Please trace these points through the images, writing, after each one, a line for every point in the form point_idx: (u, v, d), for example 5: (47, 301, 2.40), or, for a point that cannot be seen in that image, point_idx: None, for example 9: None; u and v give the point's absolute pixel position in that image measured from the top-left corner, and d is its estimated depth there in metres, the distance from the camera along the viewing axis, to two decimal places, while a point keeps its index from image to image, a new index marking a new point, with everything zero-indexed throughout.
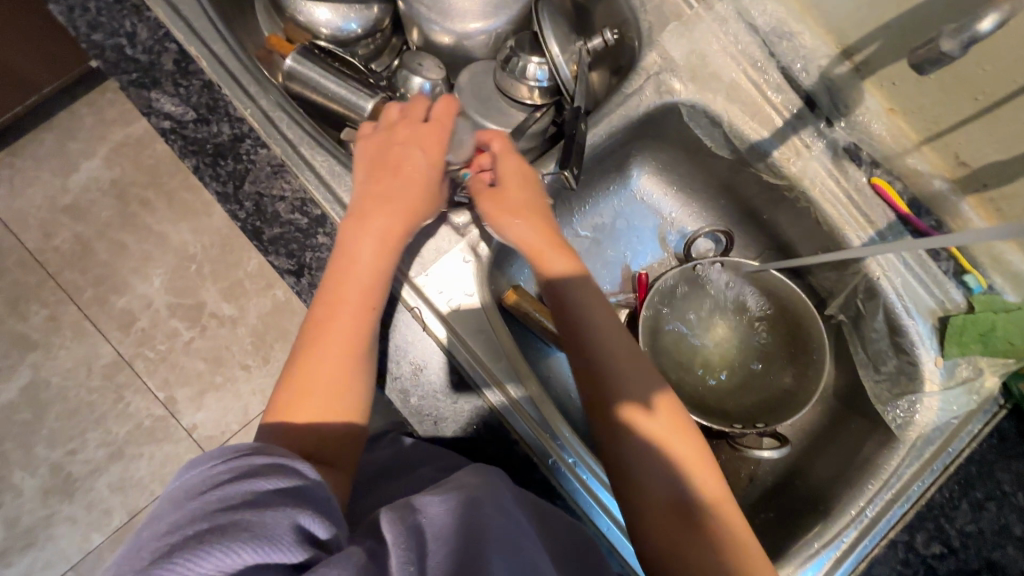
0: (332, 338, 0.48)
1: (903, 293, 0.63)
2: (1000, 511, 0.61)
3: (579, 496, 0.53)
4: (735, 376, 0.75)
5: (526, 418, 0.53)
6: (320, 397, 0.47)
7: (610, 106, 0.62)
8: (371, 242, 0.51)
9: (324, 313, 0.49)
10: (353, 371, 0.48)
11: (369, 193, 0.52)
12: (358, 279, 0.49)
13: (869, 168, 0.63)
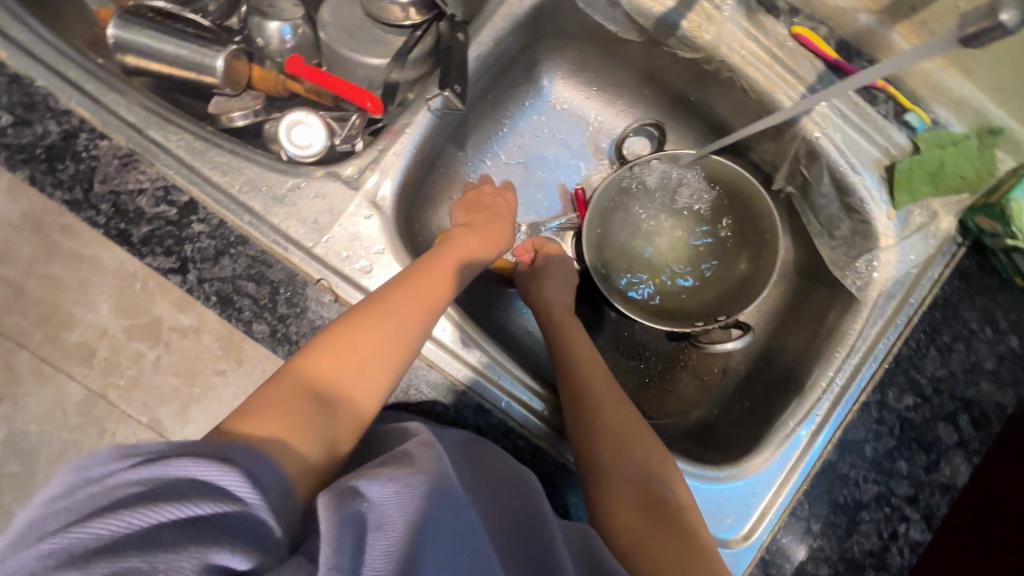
0: (375, 350, 0.45)
1: (845, 148, 0.58)
2: (970, 350, 0.59)
3: (537, 429, 0.53)
4: (692, 275, 0.72)
5: (494, 385, 0.52)
6: (360, 369, 0.44)
7: (490, 8, 0.55)
8: (439, 269, 0.51)
9: (379, 299, 0.47)
10: (399, 362, 0.46)
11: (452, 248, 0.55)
12: (425, 293, 0.49)
13: (787, 17, 0.57)
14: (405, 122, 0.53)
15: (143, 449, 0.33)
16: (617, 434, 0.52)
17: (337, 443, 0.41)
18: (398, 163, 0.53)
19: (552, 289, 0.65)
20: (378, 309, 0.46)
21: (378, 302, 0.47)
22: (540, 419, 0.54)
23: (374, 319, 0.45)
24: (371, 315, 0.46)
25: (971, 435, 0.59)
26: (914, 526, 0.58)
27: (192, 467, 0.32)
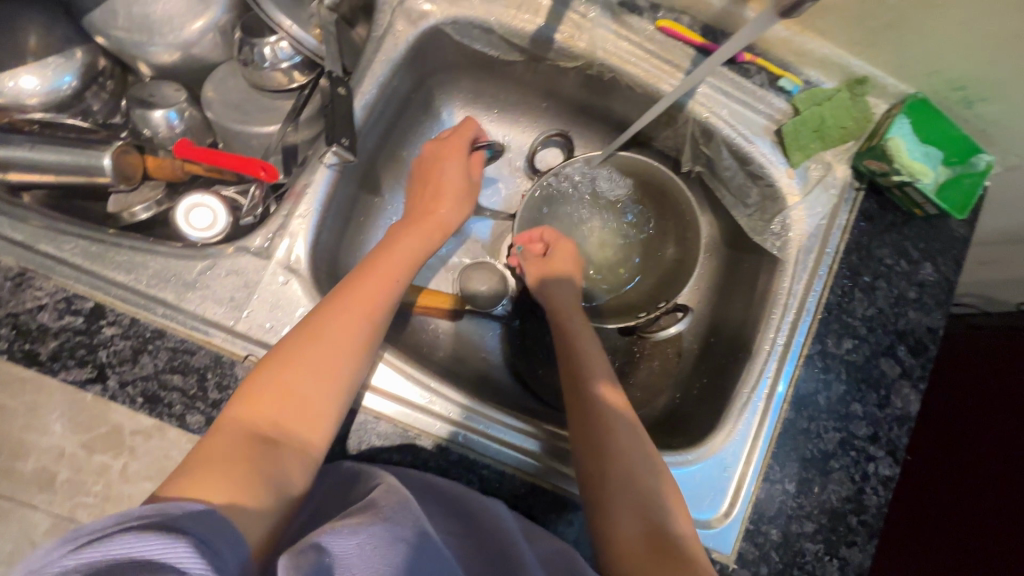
0: (318, 356, 0.45)
1: (733, 122, 0.61)
2: (891, 284, 0.62)
3: (505, 454, 0.54)
4: (634, 267, 0.73)
5: (478, 433, 0.54)
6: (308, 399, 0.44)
7: (367, 59, 0.56)
8: (385, 268, 0.52)
9: (321, 319, 0.47)
10: (343, 388, 0.46)
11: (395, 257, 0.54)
12: (374, 296, 0.49)
13: (651, 13, 0.59)
14: (306, 183, 0.54)
15: (90, 529, 0.30)
16: (621, 459, 0.50)
17: (286, 479, 0.41)
18: (306, 225, 0.53)
19: (554, 285, 0.66)
20: (319, 331, 0.46)
21: (312, 326, 0.46)
22: (517, 448, 0.55)
23: (317, 342, 0.45)
24: (308, 344, 0.45)
25: (912, 363, 0.62)
26: (882, 461, 0.60)
27: (141, 538, 0.30)
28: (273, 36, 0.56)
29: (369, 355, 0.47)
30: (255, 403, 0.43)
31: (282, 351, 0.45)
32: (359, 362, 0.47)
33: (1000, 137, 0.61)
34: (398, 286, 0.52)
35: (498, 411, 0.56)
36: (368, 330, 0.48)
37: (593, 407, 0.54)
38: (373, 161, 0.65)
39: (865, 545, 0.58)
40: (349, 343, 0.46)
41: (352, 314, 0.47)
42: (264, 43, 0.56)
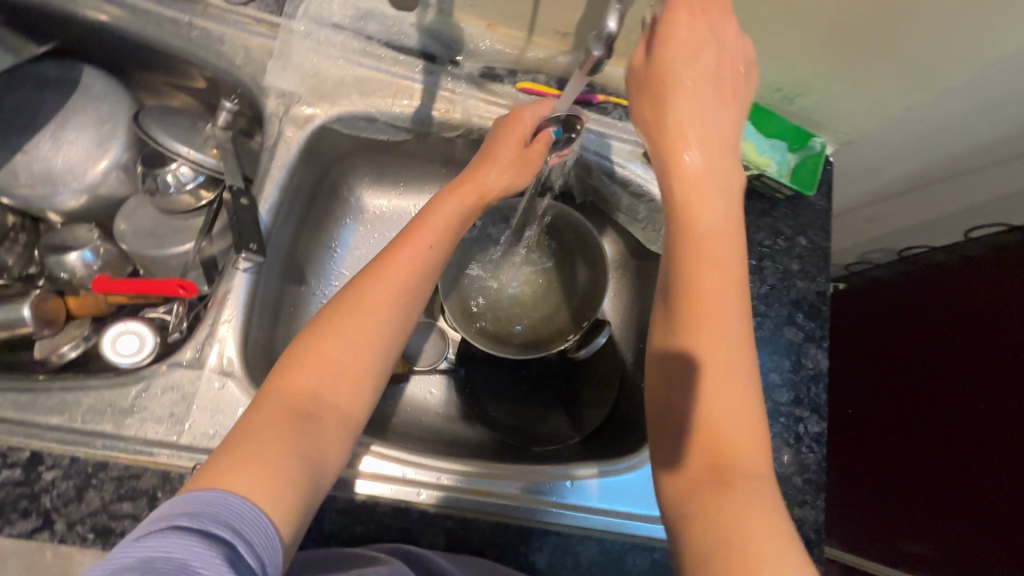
0: (334, 357, 0.46)
1: (603, 154, 0.70)
2: (775, 262, 0.70)
3: (488, 505, 0.57)
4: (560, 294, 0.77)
5: (470, 493, 0.57)
6: (337, 378, 0.45)
7: (264, 167, 0.61)
8: (408, 255, 0.51)
9: (349, 307, 0.48)
10: (375, 364, 0.47)
11: (395, 256, 0.51)
12: (401, 281, 0.50)
13: (510, 79, 0.67)
14: (225, 290, 0.57)
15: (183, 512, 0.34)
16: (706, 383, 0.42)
17: (326, 447, 0.43)
18: (233, 329, 0.56)
19: (681, 111, 0.45)
20: (354, 310, 0.48)
21: (340, 314, 0.47)
22: (518, 496, 0.58)
23: (346, 327, 0.47)
24: (353, 314, 0.47)
25: (812, 326, 0.69)
26: (810, 420, 0.65)
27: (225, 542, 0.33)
28: (173, 164, 0.61)
29: (384, 356, 0.48)
30: (294, 379, 0.44)
31: (310, 335, 0.46)
32: (380, 348, 0.48)
33: (826, 120, 0.72)
34: (429, 254, 0.52)
35: (494, 466, 0.59)
36: (386, 328, 0.48)
37: (684, 327, 0.43)
38: (292, 254, 0.69)
39: (815, 501, 0.63)
40: (390, 318, 0.49)
41: (385, 295, 0.49)
42: (166, 171, 0.61)
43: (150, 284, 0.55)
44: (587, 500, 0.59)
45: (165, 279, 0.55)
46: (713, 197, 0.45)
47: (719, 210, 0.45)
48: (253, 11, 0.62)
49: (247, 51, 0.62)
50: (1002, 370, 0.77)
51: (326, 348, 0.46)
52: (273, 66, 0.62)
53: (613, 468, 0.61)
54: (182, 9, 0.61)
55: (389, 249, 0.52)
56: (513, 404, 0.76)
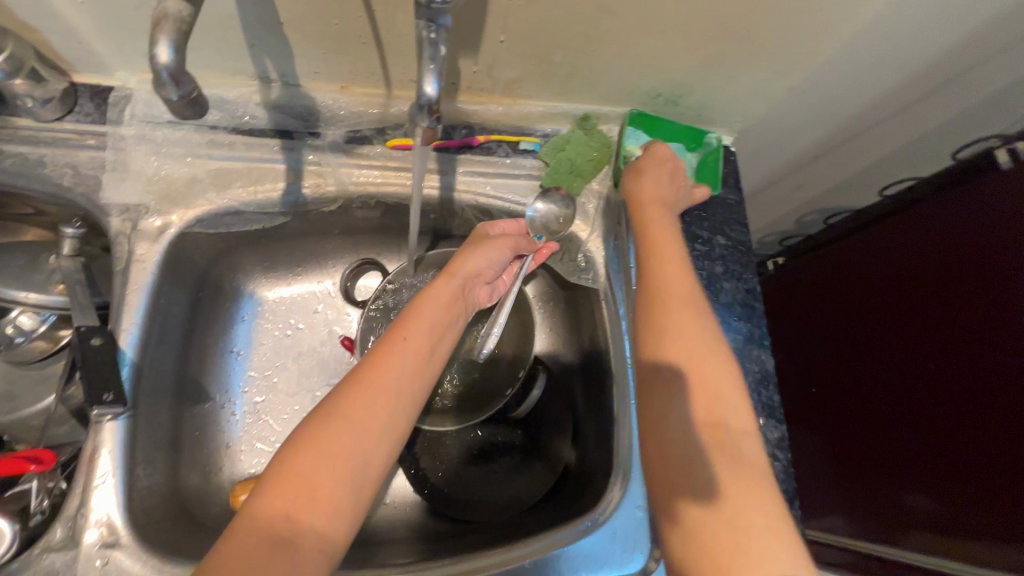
0: (315, 474, 0.40)
1: (497, 195, 0.66)
2: (697, 270, 0.67)
3: None
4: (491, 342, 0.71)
5: None
6: (322, 498, 0.40)
7: (118, 293, 0.54)
8: (400, 358, 0.47)
9: (334, 414, 0.43)
10: (359, 484, 0.42)
11: (387, 355, 0.47)
12: (385, 389, 0.45)
13: (379, 138, 0.62)
14: (94, 446, 0.50)
15: None
16: (696, 393, 0.44)
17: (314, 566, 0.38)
18: (112, 489, 0.49)
19: (652, 181, 0.58)
20: (340, 420, 0.42)
21: (321, 426, 0.42)
22: None
23: (331, 440, 0.41)
24: (338, 426, 0.42)
25: (749, 326, 0.66)
26: (766, 427, 0.62)
27: None
28: (14, 312, 0.54)
29: (377, 472, 0.43)
30: (269, 504, 0.39)
31: (290, 450, 0.41)
32: (360, 473, 0.42)
33: (716, 113, 0.69)
34: (408, 360, 0.48)
35: (446, 562, 0.55)
36: (383, 443, 0.44)
37: (686, 353, 0.46)
38: (182, 373, 0.62)
39: (790, 511, 0.60)
40: (379, 427, 0.44)
41: (378, 403, 0.44)
42: (7, 321, 0.54)
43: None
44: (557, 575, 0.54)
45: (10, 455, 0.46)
46: (671, 236, 0.54)
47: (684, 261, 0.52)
48: (72, 124, 0.56)
49: (75, 169, 0.55)
50: (949, 321, 0.74)
51: (305, 466, 0.40)
52: (107, 180, 0.55)
53: (573, 533, 0.56)
54: None
55: (382, 344, 0.48)
56: (466, 476, 0.69)
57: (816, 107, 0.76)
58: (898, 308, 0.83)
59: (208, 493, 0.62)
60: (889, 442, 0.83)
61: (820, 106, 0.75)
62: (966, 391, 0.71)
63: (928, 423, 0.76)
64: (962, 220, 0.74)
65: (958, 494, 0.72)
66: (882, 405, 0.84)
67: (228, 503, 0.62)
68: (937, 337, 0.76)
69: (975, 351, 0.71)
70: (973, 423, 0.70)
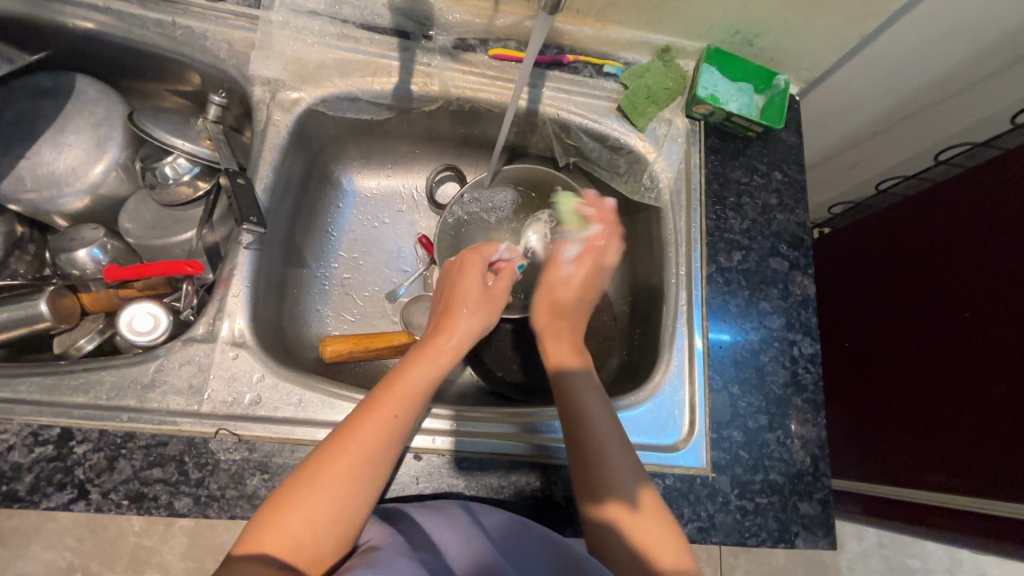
0: (294, 518, 0.44)
1: (579, 112, 0.73)
2: (754, 198, 0.73)
3: (504, 446, 0.60)
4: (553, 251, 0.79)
5: (494, 436, 0.60)
6: (310, 532, 0.44)
7: (256, 151, 0.64)
8: (381, 421, 0.49)
9: (314, 477, 0.46)
10: (340, 527, 0.45)
11: (375, 415, 0.49)
12: (368, 446, 0.48)
13: (482, 48, 0.70)
14: (231, 267, 0.59)
15: None
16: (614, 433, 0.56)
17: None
18: (243, 301, 0.58)
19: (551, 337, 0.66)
20: (323, 475, 0.46)
21: (313, 468, 0.46)
22: (537, 435, 0.61)
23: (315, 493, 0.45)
24: (320, 479, 0.46)
25: (796, 255, 0.71)
26: (803, 342, 0.68)
27: None
28: (170, 156, 0.63)
29: (351, 523, 0.46)
30: (264, 534, 0.43)
31: (272, 506, 0.45)
32: (336, 521, 0.45)
33: (788, 57, 0.75)
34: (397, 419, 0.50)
35: (513, 412, 0.63)
36: (361, 495, 0.47)
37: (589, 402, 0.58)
38: (290, 237, 0.72)
39: (816, 419, 0.65)
40: (363, 473, 0.47)
41: (354, 462, 0.47)
42: (164, 164, 0.63)
43: (140, 268, 0.57)
44: None
45: (161, 263, 0.57)
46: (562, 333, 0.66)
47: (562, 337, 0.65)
48: (232, 6, 0.66)
49: (230, 44, 0.65)
50: (983, 269, 0.79)
51: (287, 510, 0.44)
52: (256, 56, 0.65)
53: (627, 403, 0.64)
54: (166, 10, 0.64)
55: (368, 403, 0.50)
56: (520, 364, 0.77)
57: (883, 68, 0.80)
58: (932, 264, 0.87)
59: (302, 339, 0.71)
60: (914, 412, 0.86)
61: (887, 67, 0.80)
62: (997, 332, 0.75)
63: (954, 366, 0.80)
64: (1007, 174, 0.77)
65: (984, 430, 0.75)
66: (918, 364, 0.86)
67: (317, 352, 0.71)
68: (968, 284, 0.80)
69: (1010, 293, 0.74)
70: (994, 356, 0.75)
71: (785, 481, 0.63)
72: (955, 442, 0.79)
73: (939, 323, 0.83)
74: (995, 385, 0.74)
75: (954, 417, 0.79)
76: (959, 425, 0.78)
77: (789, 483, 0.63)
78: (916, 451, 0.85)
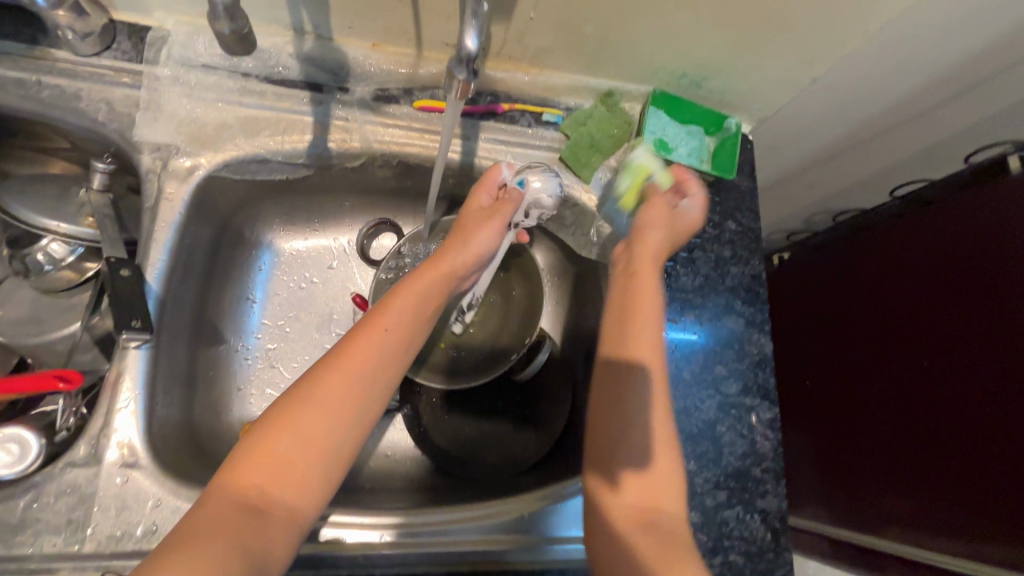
0: (284, 445, 0.45)
1: (518, 165, 0.66)
2: (707, 251, 0.68)
3: (438, 555, 0.55)
4: (499, 310, 0.74)
5: (429, 542, 0.55)
6: (301, 461, 0.45)
7: (146, 230, 0.56)
8: (364, 351, 0.49)
9: (292, 418, 0.46)
10: (327, 460, 0.46)
11: (360, 347, 0.49)
12: (356, 371, 0.48)
13: (406, 98, 0.63)
14: (118, 371, 0.52)
15: None
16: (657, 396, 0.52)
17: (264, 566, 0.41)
18: (134, 413, 0.51)
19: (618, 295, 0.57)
20: (315, 406, 0.46)
21: (303, 397, 0.47)
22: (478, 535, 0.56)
23: (289, 441, 0.45)
24: (312, 410, 0.46)
25: (752, 311, 0.67)
26: (761, 408, 0.64)
27: None
28: (44, 239, 0.56)
29: (337, 454, 0.46)
30: (255, 463, 0.44)
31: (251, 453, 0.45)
32: (325, 454, 0.46)
33: (738, 99, 0.70)
34: (383, 345, 0.50)
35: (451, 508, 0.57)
36: (347, 427, 0.47)
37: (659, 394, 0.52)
38: (198, 316, 0.64)
39: (776, 489, 0.62)
40: (353, 398, 0.47)
41: (341, 391, 0.47)
42: (36, 249, 0.56)
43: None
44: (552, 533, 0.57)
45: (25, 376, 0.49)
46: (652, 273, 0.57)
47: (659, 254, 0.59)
48: (110, 60, 0.57)
49: (109, 104, 0.57)
50: (965, 309, 0.76)
51: (279, 439, 0.45)
52: (141, 118, 0.57)
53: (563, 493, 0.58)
54: (27, 67, 0.55)
55: (355, 333, 0.51)
56: (467, 436, 0.71)
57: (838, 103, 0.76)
58: (908, 293, 0.84)
59: (218, 429, 0.64)
60: (880, 437, 0.86)
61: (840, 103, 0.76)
62: (989, 369, 0.72)
63: (930, 406, 0.79)
64: (991, 217, 0.74)
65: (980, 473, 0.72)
66: (891, 392, 0.85)
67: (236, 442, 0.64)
68: (947, 322, 0.77)
69: (1004, 344, 0.70)
70: (979, 406, 0.73)
71: (744, 561, 0.60)
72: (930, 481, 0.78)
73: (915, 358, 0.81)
74: (981, 436, 0.72)
75: (942, 452, 0.77)
76: (938, 468, 0.77)
77: (749, 562, 0.60)
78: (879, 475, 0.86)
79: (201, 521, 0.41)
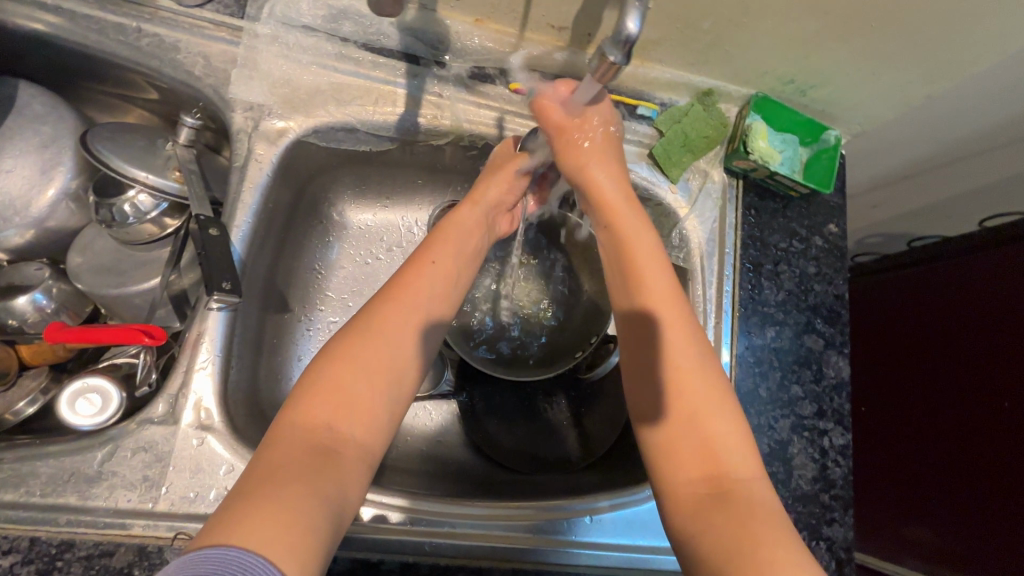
0: (349, 381, 0.41)
1: None
2: (792, 266, 0.66)
3: (505, 552, 0.51)
4: (566, 304, 0.71)
5: (491, 535, 0.52)
6: (369, 395, 0.42)
7: (233, 190, 0.55)
8: (418, 284, 0.48)
9: (353, 351, 0.43)
10: (396, 391, 0.43)
11: (413, 281, 0.48)
12: (418, 305, 0.47)
13: (502, 79, 0.61)
14: (198, 333, 0.51)
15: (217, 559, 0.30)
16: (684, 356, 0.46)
17: (346, 508, 0.37)
18: (210, 375, 0.50)
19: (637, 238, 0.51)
20: (376, 336, 0.44)
21: (358, 330, 0.44)
22: (545, 535, 0.53)
23: (354, 373, 0.42)
24: (372, 341, 0.44)
25: (832, 332, 0.65)
26: (834, 432, 0.62)
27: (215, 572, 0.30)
28: (130, 191, 0.53)
29: (402, 386, 0.44)
30: (317, 406, 0.40)
31: (309, 394, 0.41)
32: (395, 383, 0.43)
33: (840, 111, 0.67)
34: (438, 274, 0.50)
35: (513, 504, 0.54)
36: (409, 359, 0.45)
37: (673, 329, 0.47)
38: (270, 281, 0.62)
39: (843, 517, 0.60)
40: (415, 328, 0.46)
41: (399, 321, 0.46)
42: (123, 200, 0.53)
43: (93, 334, 0.49)
44: (618, 539, 0.54)
45: (114, 327, 0.49)
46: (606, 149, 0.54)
47: (618, 170, 0.54)
48: (212, 14, 0.56)
49: (207, 59, 0.55)
50: (1012, 351, 0.74)
51: (339, 376, 0.41)
52: (237, 75, 0.56)
53: (612, 501, 0.55)
54: (128, 13, 0.54)
55: (397, 273, 0.49)
56: (522, 430, 0.70)
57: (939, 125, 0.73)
58: (959, 328, 0.83)
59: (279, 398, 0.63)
60: (910, 463, 0.87)
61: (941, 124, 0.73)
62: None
63: (964, 444, 0.79)
64: None
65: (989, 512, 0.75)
66: (929, 423, 0.85)
67: None
68: (995, 362, 0.77)
69: None
70: (1010, 450, 0.73)
71: None
72: (954, 511, 0.79)
73: (962, 394, 0.81)
74: (1008, 480, 0.72)
75: (964, 489, 0.78)
76: (966, 502, 0.78)
77: None
78: (905, 503, 0.87)
79: (264, 469, 0.36)
